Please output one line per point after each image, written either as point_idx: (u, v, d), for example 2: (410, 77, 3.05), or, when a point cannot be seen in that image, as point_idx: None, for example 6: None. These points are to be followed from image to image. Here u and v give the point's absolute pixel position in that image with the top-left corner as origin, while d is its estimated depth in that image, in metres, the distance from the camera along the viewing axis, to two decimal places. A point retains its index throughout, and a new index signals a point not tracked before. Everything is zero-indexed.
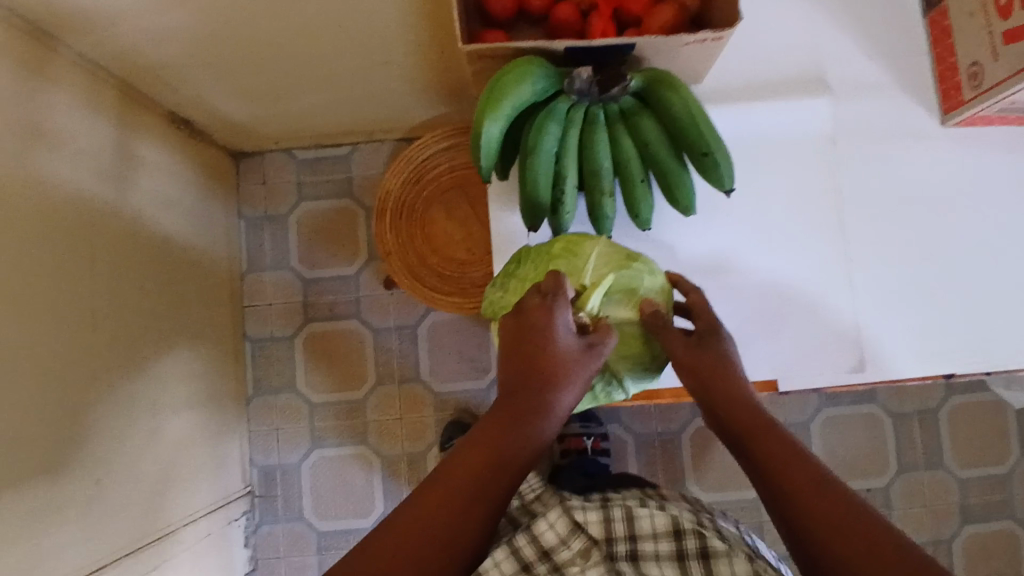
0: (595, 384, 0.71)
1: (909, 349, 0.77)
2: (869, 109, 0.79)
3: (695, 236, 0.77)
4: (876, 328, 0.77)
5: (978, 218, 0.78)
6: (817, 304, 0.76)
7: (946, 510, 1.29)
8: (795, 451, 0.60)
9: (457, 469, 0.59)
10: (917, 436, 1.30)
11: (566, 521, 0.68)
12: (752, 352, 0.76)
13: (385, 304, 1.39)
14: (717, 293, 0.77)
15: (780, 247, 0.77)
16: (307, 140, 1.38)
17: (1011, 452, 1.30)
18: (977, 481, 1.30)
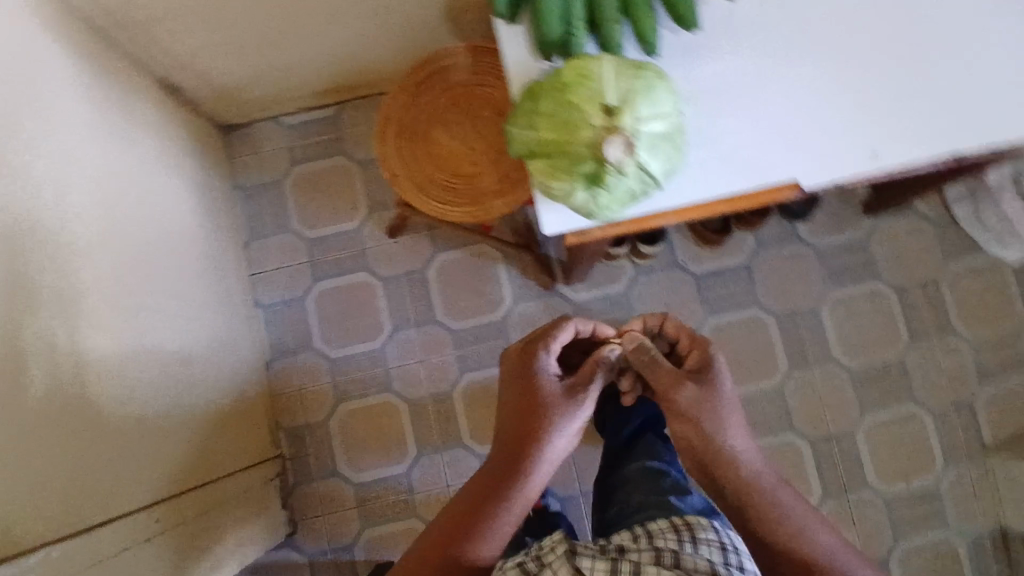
0: (630, 181, 0.64)
1: (954, 137, 0.73)
2: None
3: (709, 48, 0.74)
4: (917, 118, 0.73)
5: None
6: (846, 101, 0.74)
7: (962, 373, 1.35)
8: (756, 496, 0.75)
9: (458, 508, 0.77)
10: (922, 307, 1.36)
11: (570, 570, 0.74)
12: (789, 153, 0.73)
13: (392, 252, 1.39)
14: (743, 99, 0.74)
15: (794, 54, 0.74)
16: (294, 102, 1.40)
17: (1014, 309, 1.36)
18: (986, 341, 1.36)
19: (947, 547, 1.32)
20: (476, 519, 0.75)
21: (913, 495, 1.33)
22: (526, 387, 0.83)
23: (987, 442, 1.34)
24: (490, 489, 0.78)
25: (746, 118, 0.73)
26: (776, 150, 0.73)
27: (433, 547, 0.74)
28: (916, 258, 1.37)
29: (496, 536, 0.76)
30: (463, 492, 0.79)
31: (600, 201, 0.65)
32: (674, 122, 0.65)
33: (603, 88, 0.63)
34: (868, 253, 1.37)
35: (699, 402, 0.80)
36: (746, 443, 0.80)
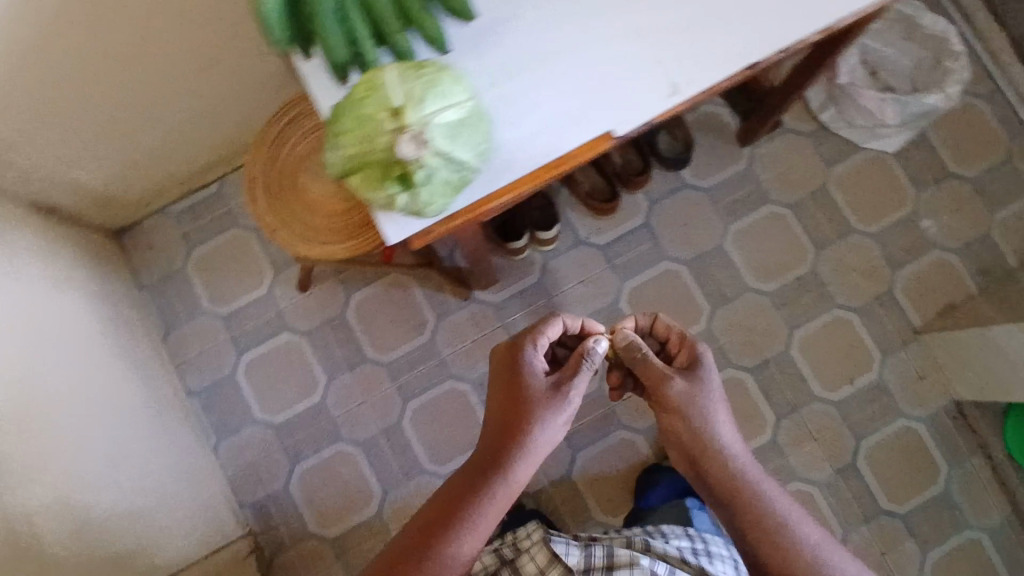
0: (440, 172, 0.66)
1: (744, 49, 0.77)
2: None
3: (496, 28, 0.77)
4: (706, 40, 0.77)
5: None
6: (635, 44, 0.77)
7: (874, 267, 1.39)
8: (748, 494, 0.77)
9: (441, 508, 0.75)
10: (820, 216, 1.41)
11: (547, 555, 0.87)
12: (598, 105, 0.76)
13: (308, 304, 1.40)
14: (541, 68, 0.77)
15: (576, 15, 0.78)
16: (175, 189, 1.41)
17: (904, 194, 1.42)
18: (887, 231, 1.41)
19: (909, 434, 1.35)
20: (462, 520, 0.73)
21: (862, 394, 1.36)
22: (511, 383, 0.81)
23: (917, 324, 1.38)
24: (476, 487, 0.75)
25: (549, 84, 0.76)
26: (585, 106, 0.76)
27: (411, 549, 0.72)
28: (801, 172, 1.42)
29: (479, 538, 0.74)
30: (447, 491, 0.77)
31: (420, 198, 0.67)
32: (467, 108, 0.68)
33: (391, 93, 0.65)
34: (754, 180, 1.42)
35: (688, 398, 0.81)
36: (735, 440, 0.82)
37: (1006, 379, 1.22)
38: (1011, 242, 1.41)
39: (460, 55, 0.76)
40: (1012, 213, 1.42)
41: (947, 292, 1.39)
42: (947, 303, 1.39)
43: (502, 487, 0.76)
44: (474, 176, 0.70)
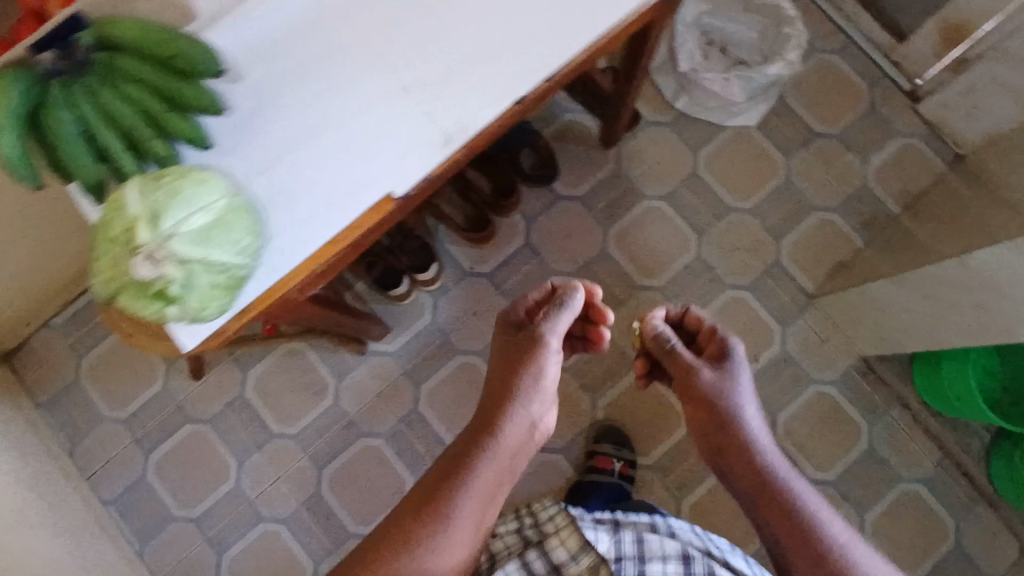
0: (200, 279, 0.65)
1: (508, 84, 0.77)
2: None
3: (255, 114, 0.76)
4: (469, 81, 0.77)
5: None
6: (399, 99, 0.77)
7: (757, 241, 1.39)
8: (779, 489, 0.70)
9: (437, 472, 0.72)
10: (695, 201, 1.41)
11: (578, 538, 0.77)
12: (372, 169, 0.75)
13: (206, 391, 1.37)
14: (307, 143, 0.76)
15: (333, 90, 0.77)
16: (53, 303, 1.39)
17: (774, 163, 1.41)
18: (764, 202, 1.40)
19: (822, 399, 1.35)
20: (455, 479, 0.70)
21: (769, 369, 1.35)
22: (513, 352, 0.81)
23: (810, 289, 1.38)
24: (474, 447, 0.73)
25: (320, 157, 0.75)
26: (358, 171, 0.75)
27: (403, 513, 0.68)
28: (669, 161, 1.42)
29: (475, 497, 0.70)
30: (445, 455, 0.74)
31: (188, 307, 0.66)
32: (216, 208, 0.67)
33: (129, 208, 0.63)
34: (625, 180, 1.42)
35: (714, 382, 0.79)
36: (766, 436, 0.77)
37: (892, 330, 1.20)
38: (888, 188, 1.40)
39: (223, 151, 0.76)
40: (884, 159, 1.41)
41: (833, 251, 1.39)
42: (837, 261, 1.39)
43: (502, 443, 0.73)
44: (245, 271, 0.69)
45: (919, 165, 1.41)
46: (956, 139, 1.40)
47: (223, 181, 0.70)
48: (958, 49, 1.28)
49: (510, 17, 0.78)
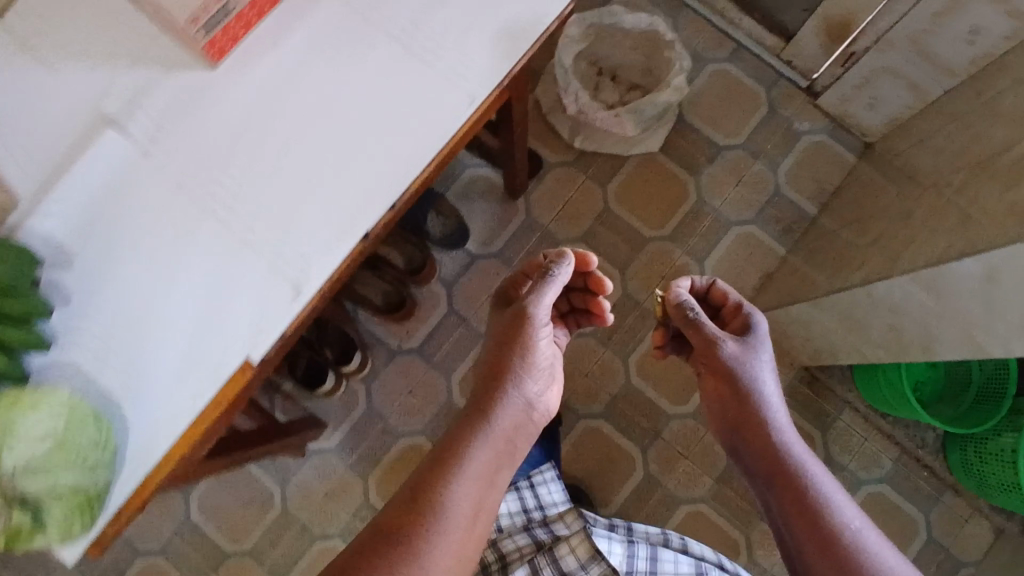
0: (57, 510, 0.62)
1: (351, 220, 0.74)
2: (162, 102, 0.76)
3: (96, 299, 0.73)
4: (310, 225, 0.74)
5: (310, 72, 0.77)
6: (240, 256, 0.73)
7: (680, 267, 1.37)
8: (793, 471, 0.69)
9: (435, 462, 0.71)
10: (611, 237, 1.38)
11: (588, 548, 0.84)
12: (224, 337, 0.72)
13: (149, 521, 1.33)
14: (153, 321, 0.73)
15: (172, 262, 0.74)
16: None
17: (684, 184, 1.39)
18: (680, 226, 1.38)
19: None
20: (449, 475, 0.69)
21: None
22: (515, 334, 0.80)
23: None
24: (466, 440, 0.72)
25: (168, 337, 0.72)
26: (210, 342, 0.72)
27: (398, 509, 0.67)
28: (579, 201, 1.39)
29: (469, 488, 0.69)
30: (442, 445, 0.73)
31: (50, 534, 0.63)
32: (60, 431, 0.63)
33: None
34: (537, 228, 1.38)
35: (736, 356, 0.76)
36: (784, 412, 0.75)
37: (822, 346, 1.17)
38: (801, 190, 1.38)
39: (65, 349, 0.72)
40: (792, 162, 1.39)
41: (758, 263, 1.36)
42: (763, 273, 1.36)
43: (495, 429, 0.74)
44: (108, 483, 0.67)
45: (829, 160, 1.39)
46: (860, 129, 1.37)
47: (62, 394, 0.67)
48: (844, 44, 1.25)
49: (340, 154, 0.75)
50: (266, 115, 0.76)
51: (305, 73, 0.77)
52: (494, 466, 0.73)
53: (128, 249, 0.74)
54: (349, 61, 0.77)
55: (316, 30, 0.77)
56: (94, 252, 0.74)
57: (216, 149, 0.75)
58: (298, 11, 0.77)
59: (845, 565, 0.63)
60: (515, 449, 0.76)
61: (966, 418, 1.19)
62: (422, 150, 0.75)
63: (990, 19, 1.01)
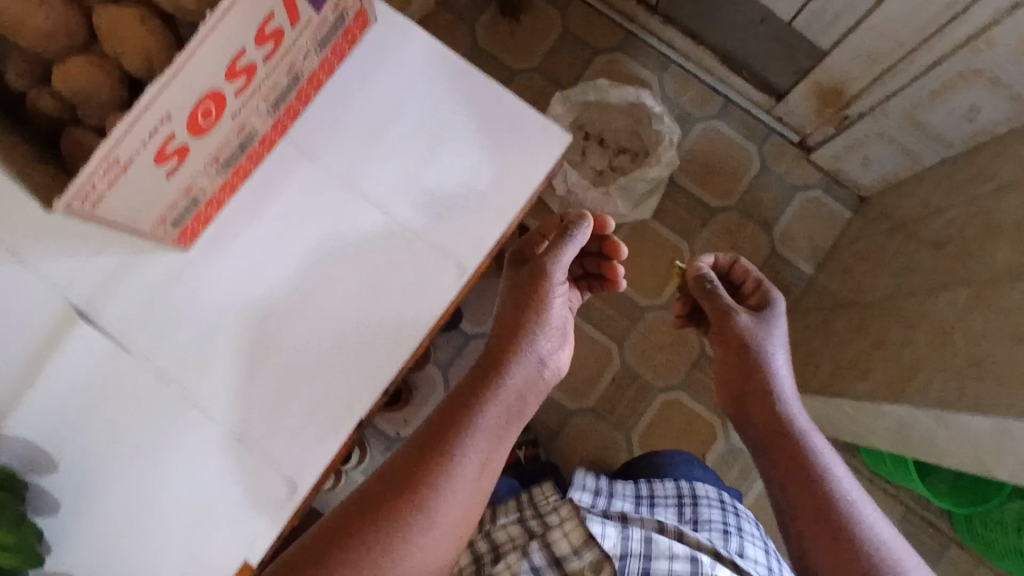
0: None
1: (344, 409, 0.71)
2: (134, 290, 0.71)
3: (74, 507, 0.69)
4: (303, 416, 0.71)
5: (288, 251, 0.72)
6: (230, 451, 0.70)
7: (678, 335, 1.35)
8: (798, 444, 0.68)
9: (441, 425, 0.69)
10: (607, 308, 1.35)
11: (581, 532, 0.79)
12: (223, 541, 0.69)
13: None
14: (142, 529, 0.69)
15: (160, 464, 0.70)
16: None
17: (678, 249, 1.36)
18: (676, 293, 1.35)
19: None
20: (453, 438, 0.67)
21: (717, 467, 1.32)
22: (529, 295, 0.78)
23: None
24: (473, 407, 0.70)
25: (164, 544, 0.69)
26: (202, 544, 0.69)
27: (396, 469, 0.65)
28: None
29: (471, 457, 0.67)
30: (448, 409, 0.70)
31: None
32: None
33: None
34: None
35: (750, 329, 0.76)
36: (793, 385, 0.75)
37: (825, 425, 1.16)
38: (797, 249, 1.36)
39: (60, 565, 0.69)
40: (787, 220, 1.36)
41: None
42: None
43: (497, 400, 0.72)
44: None
45: (823, 217, 1.36)
46: (855, 185, 1.34)
47: None
48: (836, 109, 1.21)
49: (328, 335, 0.72)
50: (246, 300, 0.72)
51: (282, 246, 0.72)
52: (496, 433, 0.70)
53: (109, 452, 0.69)
54: (330, 231, 0.72)
55: (291, 199, 0.72)
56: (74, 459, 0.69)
57: (198, 338, 0.72)
58: (270, 181, 0.72)
59: (833, 535, 0.61)
60: (521, 410, 0.74)
61: (966, 498, 1.15)
62: (414, 325, 0.72)
63: (990, 103, 0.97)
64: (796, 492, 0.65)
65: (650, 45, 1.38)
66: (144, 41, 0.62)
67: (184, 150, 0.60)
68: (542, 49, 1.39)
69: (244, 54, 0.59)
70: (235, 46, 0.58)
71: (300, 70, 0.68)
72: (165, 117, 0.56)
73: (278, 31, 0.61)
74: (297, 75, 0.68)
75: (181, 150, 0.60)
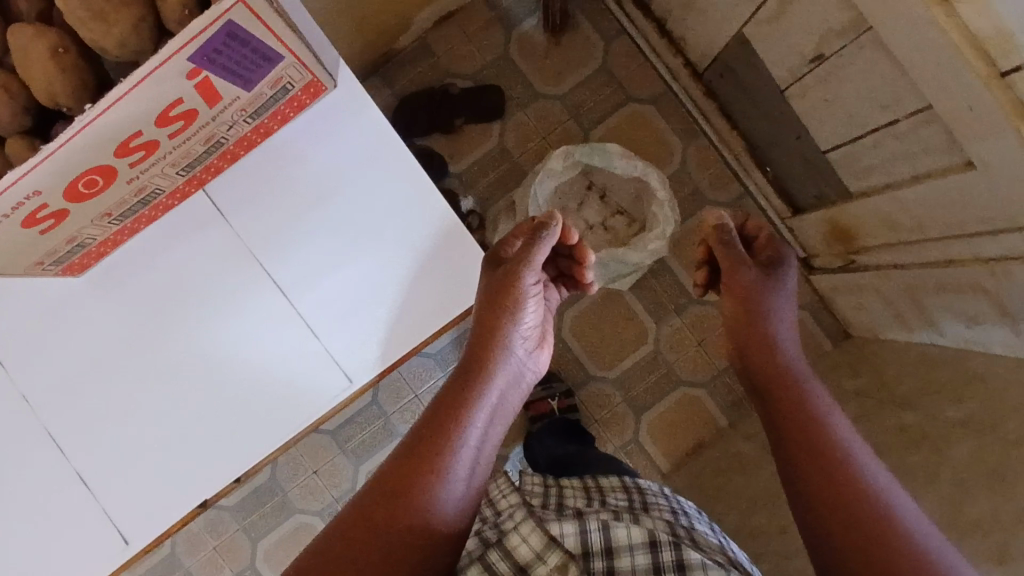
0: None
1: (190, 485, 0.70)
2: (16, 301, 0.69)
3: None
4: (152, 479, 0.70)
5: (183, 307, 0.69)
6: (66, 493, 0.69)
7: (617, 413, 1.29)
8: (814, 418, 0.69)
9: (431, 429, 0.65)
10: (555, 366, 1.30)
11: (540, 534, 0.60)
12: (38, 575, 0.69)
13: None
14: None
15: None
16: None
17: (646, 329, 1.29)
18: (628, 371, 1.29)
19: None
20: (448, 436, 0.64)
21: None
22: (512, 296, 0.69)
23: (665, 470, 1.28)
24: (463, 406, 0.66)
25: None
26: None
27: (394, 477, 0.63)
28: None
29: (469, 448, 0.65)
30: (435, 409, 0.67)
31: None
32: None
33: None
34: None
35: (762, 281, 0.80)
36: (800, 354, 0.77)
37: None
38: None
39: None
40: None
41: (695, 429, 1.29)
42: (699, 442, 1.28)
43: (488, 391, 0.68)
44: None
45: (803, 341, 1.28)
46: (846, 321, 1.26)
47: None
48: (846, 249, 1.12)
49: (198, 406, 0.70)
50: (125, 346, 0.69)
51: (177, 301, 0.69)
52: (492, 413, 0.68)
53: None
54: (230, 301, 0.69)
55: (201, 255, 0.69)
56: None
57: (66, 369, 0.69)
58: (182, 232, 0.69)
59: (873, 536, 0.59)
60: (511, 398, 0.71)
61: None
62: (286, 427, 0.70)
63: (988, 321, 0.88)
64: (822, 488, 0.64)
65: (687, 109, 1.28)
66: (50, 79, 0.56)
67: (64, 214, 0.56)
68: (572, 79, 1.29)
69: (141, 134, 0.53)
70: (128, 129, 0.52)
71: (222, 138, 0.62)
72: (35, 192, 0.52)
73: (190, 112, 0.55)
74: (219, 142, 0.62)
75: (59, 216, 0.56)
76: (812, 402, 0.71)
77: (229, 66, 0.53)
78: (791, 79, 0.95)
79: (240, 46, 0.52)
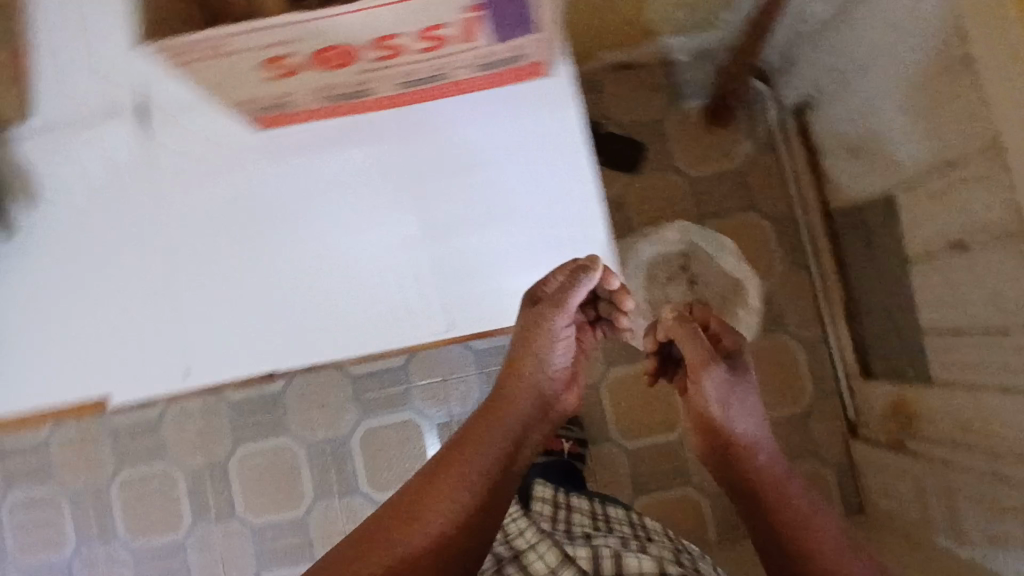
0: None
1: (264, 352, 0.75)
2: (196, 128, 0.76)
3: (31, 257, 0.77)
4: (233, 328, 0.75)
5: (329, 198, 0.75)
6: (161, 306, 0.76)
7: (617, 482, 1.31)
8: (807, 532, 0.75)
9: (450, 465, 0.73)
10: (581, 414, 1.31)
11: (556, 553, 0.83)
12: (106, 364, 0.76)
13: None
14: (62, 305, 0.76)
15: (109, 274, 0.76)
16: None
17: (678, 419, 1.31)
18: (645, 449, 1.31)
19: None
20: (465, 470, 0.72)
21: None
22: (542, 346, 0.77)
23: None
24: (480, 445, 0.74)
25: (65, 331, 0.76)
26: (87, 369, 0.76)
27: (411, 509, 0.70)
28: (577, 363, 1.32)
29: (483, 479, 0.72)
30: (455, 448, 0.75)
31: None
32: None
33: None
34: None
35: (731, 386, 0.84)
36: (777, 464, 0.84)
37: None
38: None
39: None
40: None
41: (682, 531, 1.29)
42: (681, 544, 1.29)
43: (507, 431, 0.75)
44: None
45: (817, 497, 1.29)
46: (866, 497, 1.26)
47: None
48: (899, 430, 1.13)
49: (300, 286, 0.75)
50: (267, 208, 0.75)
51: (326, 189, 0.75)
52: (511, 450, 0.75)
53: (83, 236, 0.76)
54: (370, 211, 0.74)
55: (367, 160, 0.74)
56: (58, 219, 0.77)
57: (210, 207, 0.76)
58: (359, 135, 0.74)
59: None
60: (530, 437, 0.78)
61: None
62: (366, 339, 0.75)
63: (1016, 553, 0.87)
64: None
65: (802, 241, 1.32)
66: None
67: (296, 70, 0.61)
68: (707, 169, 1.35)
69: (398, 37, 0.59)
70: (393, 29, 0.57)
71: (447, 73, 0.67)
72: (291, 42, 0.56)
73: (443, 39, 0.60)
74: (440, 74, 0.67)
75: (291, 71, 0.61)
76: (804, 512, 0.78)
77: (497, 17, 0.58)
78: (923, 256, 0.99)
79: (517, 6, 0.57)
